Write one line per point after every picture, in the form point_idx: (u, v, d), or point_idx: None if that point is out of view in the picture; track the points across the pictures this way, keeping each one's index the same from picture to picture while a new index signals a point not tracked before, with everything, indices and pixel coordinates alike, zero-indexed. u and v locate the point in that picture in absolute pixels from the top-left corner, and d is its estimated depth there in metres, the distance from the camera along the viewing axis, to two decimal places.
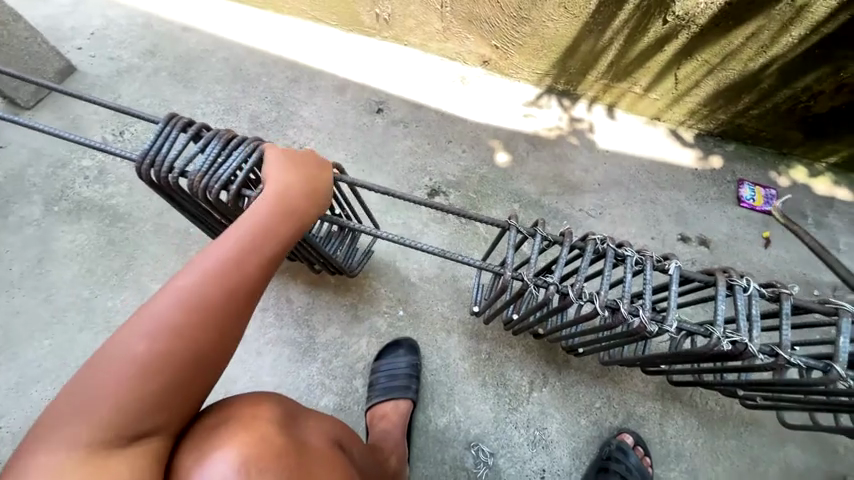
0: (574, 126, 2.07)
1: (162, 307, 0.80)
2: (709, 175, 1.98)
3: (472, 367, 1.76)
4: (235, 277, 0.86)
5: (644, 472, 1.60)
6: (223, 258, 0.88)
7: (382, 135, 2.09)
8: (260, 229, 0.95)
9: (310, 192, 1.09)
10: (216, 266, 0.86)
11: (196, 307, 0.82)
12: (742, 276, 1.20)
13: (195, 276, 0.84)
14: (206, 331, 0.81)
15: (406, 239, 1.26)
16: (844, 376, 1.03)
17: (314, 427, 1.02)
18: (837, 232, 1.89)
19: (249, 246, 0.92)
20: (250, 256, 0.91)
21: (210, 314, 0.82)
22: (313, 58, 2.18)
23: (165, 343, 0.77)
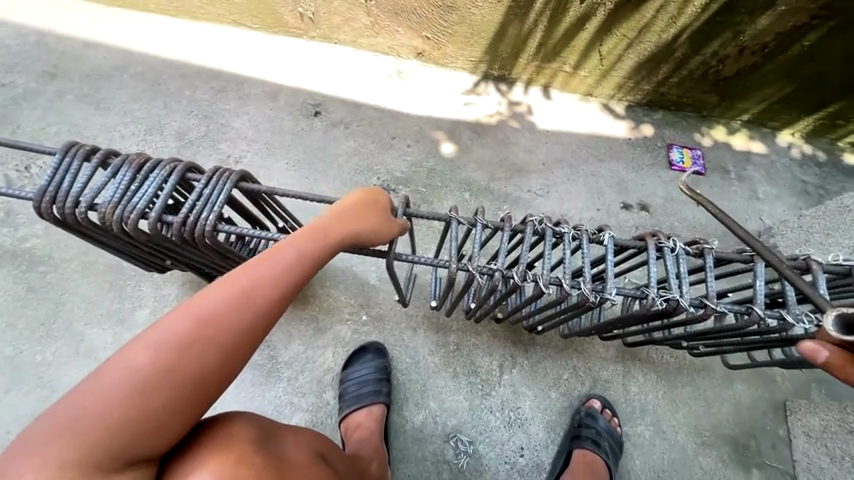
0: (514, 110, 2.11)
1: (190, 317, 0.67)
2: (641, 143, 2.09)
3: (442, 360, 1.55)
4: (269, 291, 0.73)
5: (616, 436, 1.44)
6: (265, 269, 0.74)
7: (319, 135, 2.00)
8: (313, 245, 0.82)
9: (374, 208, 0.96)
10: (263, 279, 0.73)
11: (231, 323, 0.68)
12: (670, 237, 1.01)
13: (237, 283, 0.71)
14: (226, 350, 0.68)
15: None
16: (795, 322, 0.95)
17: (298, 441, 0.85)
18: (757, 183, 2.05)
19: (303, 262, 0.79)
20: (298, 273, 0.77)
21: (240, 331, 0.69)
22: (239, 66, 2.10)
23: (180, 356, 0.64)
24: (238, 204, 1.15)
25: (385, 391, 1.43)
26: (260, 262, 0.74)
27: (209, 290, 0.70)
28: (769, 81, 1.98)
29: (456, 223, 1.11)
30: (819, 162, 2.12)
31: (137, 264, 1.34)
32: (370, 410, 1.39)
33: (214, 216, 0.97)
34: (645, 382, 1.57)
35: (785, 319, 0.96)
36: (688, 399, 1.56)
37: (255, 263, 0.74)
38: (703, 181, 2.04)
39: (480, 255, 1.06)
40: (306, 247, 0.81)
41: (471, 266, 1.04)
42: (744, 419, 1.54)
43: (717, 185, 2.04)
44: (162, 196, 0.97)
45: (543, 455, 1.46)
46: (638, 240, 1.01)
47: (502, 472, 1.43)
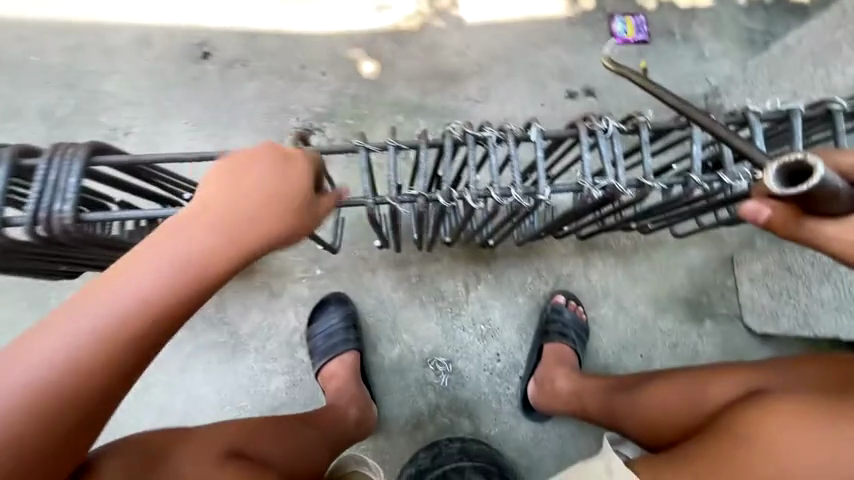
0: (435, 6, 1.82)
1: (80, 319, 0.64)
2: (581, 19, 1.88)
3: (407, 294, 1.54)
4: (166, 307, 0.67)
5: (582, 325, 1.51)
6: (158, 280, 0.66)
7: (216, 81, 1.70)
8: (209, 237, 0.69)
9: (292, 198, 0.74)
10: (152, 281, 0.66)
11: (124, 329, 0.65)
12: (602, 116, 0.89)
13: (129, 297, 0.65)
14: (123, 364, 0.66)
15: None
16: (732, 182, 0.91)
17: (200, 445, 0.88)
18: (703, 41, 1.92)
19: (197, 259, 0.68)
20: (192, 273, 0.68)
21: (132, 341, 0.66)
22: (90, 12, 1.69)
23: (66, 373, 0.63)
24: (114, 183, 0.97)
25: (353, 337, 1.43)
26: (147, 271, 0.66)
27: (97, 289, 0.65)
28: None
29: (366, 152, 0.92)
30: (765, 3, 1.98)
31: (38, 275, 1.18)
32: (343, 357, 1.39)
33: (72, 206, 0.80)
34: (605, 268, 1.62)
35: (723, 181, 0.92)
36: (645, 274, 1.63)
37: (141, 259, 0.66)
38: (648, 50, 1.89)
39: (397, 182, 0.90)
40: (201, 242, 0.69)
41: (390, 199, 0.88)
42: (697, 280, 1.63)
43: (663, 51, 1.90)
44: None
45: (518, 355, 1.53)
46: (568, 130, 0.88)
47: (483, 379, 1.51)
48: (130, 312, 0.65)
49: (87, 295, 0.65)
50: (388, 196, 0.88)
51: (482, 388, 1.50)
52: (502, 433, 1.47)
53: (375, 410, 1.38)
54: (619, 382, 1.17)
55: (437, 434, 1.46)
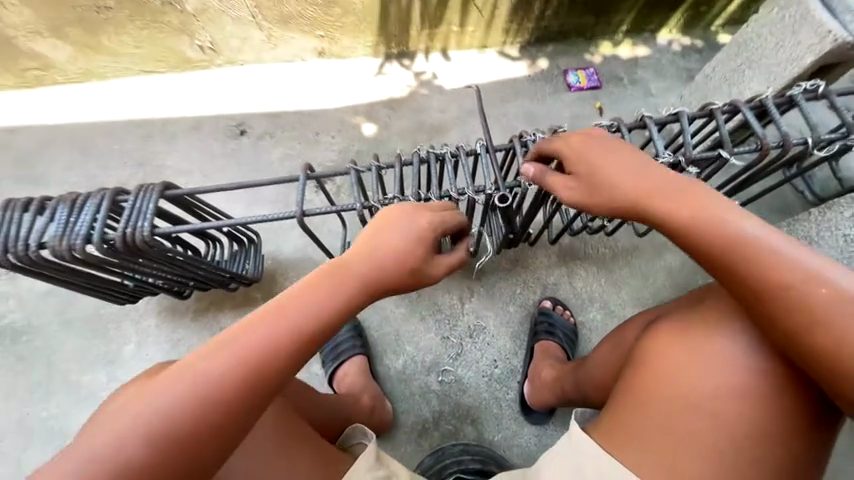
0: (420, 79, 2.28)
1: (182, 380, 0.76)
2: (541, 77, 2.29)
3: (408, 308, 1.71)
4: (299, 318, 0.81)
5: (571, 327, 1.63)
6: (307, 295, 0.84)
7: (250, 150, 2.14)
8: (287, 322, 0.81)
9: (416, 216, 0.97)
10: (241, 349, 0.78)
11: (208, 399, 0.75)
12: (532, 132, 1.20)
13: (292, 302, 0.83)
14: (257, 355, 0.78)
15: (263, 217, 1.17)
16: None
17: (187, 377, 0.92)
18: (647, 82, 2.28)
19: (281, 338, 0.80)
20: (272, 346, 0.79)
21: (274, 334, 0.79)
22: (157, 111, 2.23)
23: (235, 368, 0.77)
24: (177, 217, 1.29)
25: (359, 345, 1.58)
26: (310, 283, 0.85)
27: (197, 355, 0.78)
28: None
29: (356, 173, 1.18)
30: (698, 49, 2.38)
31: (106, 296, 1.43)
32: (353, 360, 1.54)
33: (150, 223, 1.08)
34: (588, 275, 1.77)
35: None
36: (627, 278, 1.76)
37: (238, 333, 0.79)
38: (601, 94, 2.25)
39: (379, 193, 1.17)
40: (275, 318, 0.80)
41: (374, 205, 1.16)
42: (679, 279, 1.75)
43: (613, 93, 2.25)
44: (100, 220, 1.07)
45: (514, 360, 1.63)
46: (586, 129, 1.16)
47: (483, 385, 1.60)
48: (290, 313, 0.81)
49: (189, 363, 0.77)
50: (374, 203, 1.17)
51: (483, 393, 1.58)
52: (507, 439, 1.52)
53: (387, 406, 1.50)
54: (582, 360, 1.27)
55: (442, 442, 1.52)
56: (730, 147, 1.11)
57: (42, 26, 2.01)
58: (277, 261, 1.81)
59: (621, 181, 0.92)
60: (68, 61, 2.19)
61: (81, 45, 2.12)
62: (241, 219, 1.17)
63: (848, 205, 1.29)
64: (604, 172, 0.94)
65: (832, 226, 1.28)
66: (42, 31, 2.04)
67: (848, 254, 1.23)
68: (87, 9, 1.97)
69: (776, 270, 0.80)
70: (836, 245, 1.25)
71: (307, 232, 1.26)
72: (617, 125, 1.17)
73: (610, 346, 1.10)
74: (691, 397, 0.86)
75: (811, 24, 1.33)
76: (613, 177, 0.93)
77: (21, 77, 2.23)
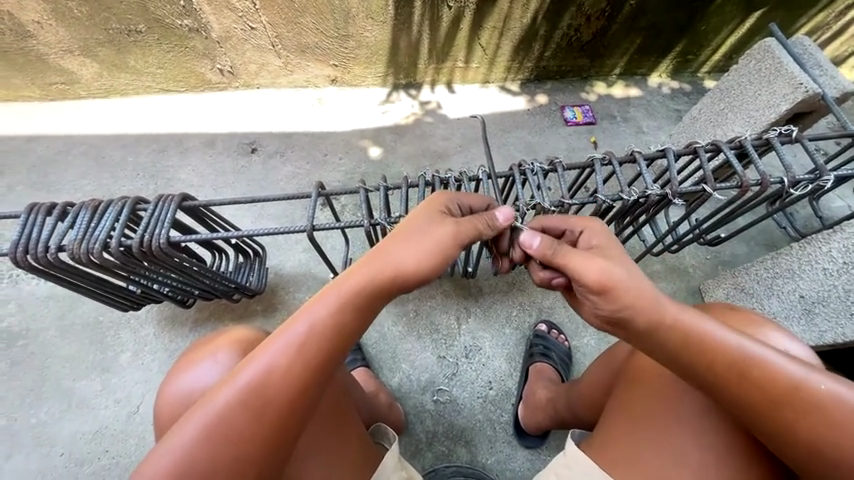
0: (426, 108, 2.42)
1: (235, 385, 0.73)
2: (539, 110, 2.44)
3: (405, 326, 1.74)
4: (314, 354, 0.76)
5: (565, 351, 1.65)
6: (321, 334, 0.77)
7: (260, 167, 2.22)
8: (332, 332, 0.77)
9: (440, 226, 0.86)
10: (293, 356, 0.75)
11: (231, 432, 0.71)
12: (531, 161, 1.28)
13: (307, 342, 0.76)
14: (277, 394, 0.73)
15: (270, 230, 1.21)
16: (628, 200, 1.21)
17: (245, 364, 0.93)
18: (638, 120, 2.43)
19: (331, 327, 0.77)
20: (329, 335, 0.77)
21: (294, 369, 0.74)
22: (173, 127, 2.34)
23: (255, 403, 0.72)
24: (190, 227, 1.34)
25: (360, 358, 1.60)
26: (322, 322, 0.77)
27: (253, 358, 0.75)
28: (621, 37, 2.35)
29: (365, 192, 1.25)
30: (685, 92, 2.55)
31: (110, 303, 1.45)
32: (357, 370, 1.55)
33: (167, 230, 1.13)
34: None
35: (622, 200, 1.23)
36: None
37: (289, 328, 0.76)
38: (596, 129, 2.39)
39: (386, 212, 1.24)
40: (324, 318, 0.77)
41: (381, 222, 1.22)
42: None
43: (608, 129, 2.39)
44: (119, 225, 1.12)
45: (509, 382, 1.65)
46: (587, 161, 1.24)
47: (477, 406, 1.60)
48: (309, 351, 0.76)
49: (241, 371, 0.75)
50: (381, 220, 1.23)
51: (476, 415, 1.58)
52: (499, 462, 1.51)
53: (400, 408, 1.51)
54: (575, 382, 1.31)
55: (434, 463, 1.51)
56: (712, 183, 1.20)
57: (74, 45, 2.15)
58: (279, 274, 1.85)
59: (612, 247, 0.87)
60: (92, 77, 2.31)
61: (108, 64, 2.25)
62: (249, 230, 1.21)
63: (828, 238, 1.32)
64: (599, 237, 0.90)
65: (811, 261, 1.35)
66: (74, 50, 2.17)
67: (827, 286, 1.33)
68: (118, 32, 2.11)
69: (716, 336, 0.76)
70: (815, 277, 1.34)
71: (314, 245, 1.31)
72: (608, 159, 1.26)
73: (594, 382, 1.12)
74: (651, 440, 0.84)
75: (784, 77, 1.45)
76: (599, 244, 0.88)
77: (46, 90, 2.34)
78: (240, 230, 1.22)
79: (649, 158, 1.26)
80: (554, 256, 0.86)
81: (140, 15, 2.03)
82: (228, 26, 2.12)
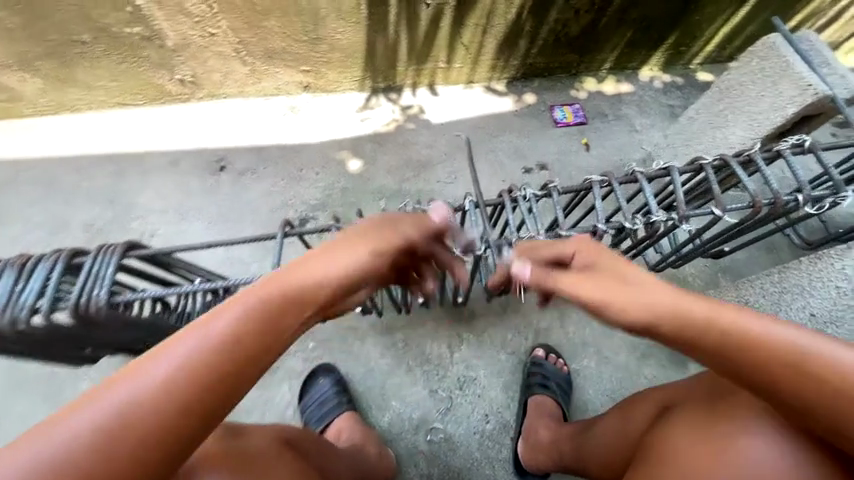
0: (407, 113, 2.26)
1: (177, 354, 0.57)
2: (528, 112, 2.30)
3: (394, 359, 1.63)
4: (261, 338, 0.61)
5: (564, 378, 1.56)
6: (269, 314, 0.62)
7: (230, 186, 2.05)
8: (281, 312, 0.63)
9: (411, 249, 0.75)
10: (227, 338, 0.59)
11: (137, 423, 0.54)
12: (521, 186, 1.15)
13: (252, 319, 0.61)
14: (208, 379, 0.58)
15: (232, 282, 1.08)
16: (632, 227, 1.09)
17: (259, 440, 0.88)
18: (632, 118, 2.31)
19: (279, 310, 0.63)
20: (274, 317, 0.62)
21: (232, 356, 0.59)
22: (132, 145, 2.14)
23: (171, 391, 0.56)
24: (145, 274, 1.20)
25: (345, 401, 1.50)
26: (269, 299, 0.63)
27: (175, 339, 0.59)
28: (612, 31, 2.21)
29: (337, 230, 1.13)
30: (678, 85, 2.43)
31: (60, 361, 1.30)
32: (343, 415, 1.46)
33: (107, 289, 0.98)
34: (580, 319, 1.72)
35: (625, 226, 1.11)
36: None
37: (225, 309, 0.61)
38: (587, 130, 2.26)
39: None
40: (295, 286, 0.64)
41: None
42: None
43: (600, 129, 2.26)
44: (51, 287, 0.97)
45: (506, 414, 1.55)
46: (585, 184, 1.11)
47: (474, 443, 1.51)
48: (253, 330, 0.61)
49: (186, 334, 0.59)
50: None
51: (473, 452, 1.50)
52: None
53: (391, 453, 1.42)
54: (578, 427, 1.25)
55: None
56: (724, 205, 1.08)
57: (12, 59, 1.93)
58: None
59: (604, 262, 0.78)
60: (37, 93, 2.09)
61: (53, 78, 2.04)
62: (207, 285, 1.08)
63: (842, 255, 1.23)
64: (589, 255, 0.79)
65: (823, 278, 1.26)
66: (12, 65, 1.96)
67: (842, 306, 1.24)
68: (61, 43, 1.90)
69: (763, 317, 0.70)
70: (827, 297, 1.26)
71: None
72: (608, 181, 1.14)
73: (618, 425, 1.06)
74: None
75: (790, 77, 1.35)
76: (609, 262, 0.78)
77: None
78: (198, 285, 1.09)
79: (652, 176, 1.14)
80: (549, 281, 0.81)
81: (84, 24, 1.84)
82: (184, 33, 1.92)
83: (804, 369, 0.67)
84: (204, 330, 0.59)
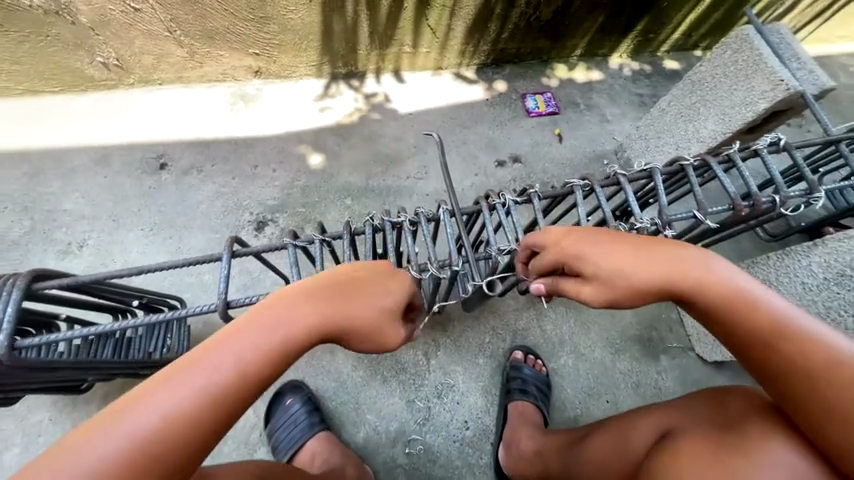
0: (371, 102, 2.09)
1: (233, 352, 0.59)
2: (499, 100, 2.20)
3: (368, 371, 1.53)
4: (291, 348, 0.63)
5: (543, 380, 1.53)
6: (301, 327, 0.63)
7: (172, 187, 1.81)
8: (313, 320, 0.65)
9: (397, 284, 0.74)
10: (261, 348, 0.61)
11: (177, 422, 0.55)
12: (501, 193, 1.07)
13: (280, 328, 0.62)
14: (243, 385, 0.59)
15: (167, 316, 0.91)
16: None
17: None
18: (602, 107, 2.27)
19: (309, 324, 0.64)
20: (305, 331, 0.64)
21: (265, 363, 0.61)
22: (48, 139, 1.83)
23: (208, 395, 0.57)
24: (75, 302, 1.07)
25: (318, 421, 1.38)
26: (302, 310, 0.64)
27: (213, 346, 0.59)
28: (582, 16, 2.13)
29: (294, 248, 1.01)
30: (646, 73, 2.42)
31: None
32: (318, 436, 1.34)
33: (6, 334, 0.81)
34: (557, 317, 1.70)
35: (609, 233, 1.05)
36: (595, 317, 1.71)
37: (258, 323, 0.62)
38: (559, 119, 2.20)
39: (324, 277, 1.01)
40: (346, 305, 0.68)
41: None
42: (644, 317, 1.73)
43: (572, 119, 2.21)
44: None
45: (486, 419, 1.51)
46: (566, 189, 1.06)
47: (454, 451, 1.46)
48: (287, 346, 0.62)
49: (207, 350, 0.58)
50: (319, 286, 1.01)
51: (454, 461, 1.45)
52: None
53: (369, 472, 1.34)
54: (578, 436, 1.15)
55: None
56: (707, 209, 1.04)
57: None
58: (207, 323, 1.52)
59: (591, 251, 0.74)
60: None
61: None
62: (138, 320, 0.92)
63: (808, 252, 1.25)
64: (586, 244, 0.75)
65: (789, 273, 1.28)
66: None
67: (806, 302, 1.24)
68: None
69: (732, 274, 0.70)
70: (794, 293, 1.26)
71: None
72: (590, 184, 1.08)
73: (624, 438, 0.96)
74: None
75: (763, 71, 1.33)
76: (578, 256, 0.75)
77: None
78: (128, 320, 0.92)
79: (634, 179, 1.09)
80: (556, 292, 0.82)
81: None
82: (102, 7, 1.63)
83: (749, 332, 0.69)
84: (244, 339, 0.60)
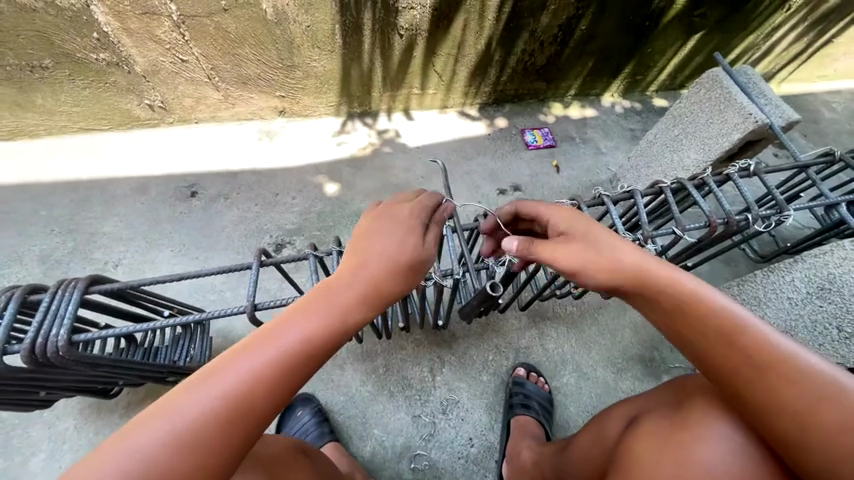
0: (383, 137, 2.30)
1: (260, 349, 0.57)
2: (500, 135, 2.39)
3: (376, 385, 1.60)
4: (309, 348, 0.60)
5: (546, 397, 1.57)
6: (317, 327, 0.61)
7: (201, 213, 1.99)
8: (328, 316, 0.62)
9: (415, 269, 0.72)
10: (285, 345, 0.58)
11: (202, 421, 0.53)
12: None
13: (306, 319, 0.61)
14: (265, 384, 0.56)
15: (201, 316, 1.02)
16: None
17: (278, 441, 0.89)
18: (597, 141, 2.44)
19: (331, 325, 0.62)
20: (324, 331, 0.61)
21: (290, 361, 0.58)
22: (95, 170, 2.05)
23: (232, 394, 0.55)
24: (117, 309, 1.20)
25: (327, 431, 1.44)
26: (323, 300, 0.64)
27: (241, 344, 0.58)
28: (574, 61, 2.37)
29: (315, 258, 1.13)
30: (637, 110, 2.61)
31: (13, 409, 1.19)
32: (327, 446, 1.39)
33: (66, 329, 0.92)
34: (559, 336, 1.76)
35: None
36: (596, 336, 1.77)
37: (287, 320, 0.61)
38: (557, 152, 2.37)
39: None
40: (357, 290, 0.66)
41: None
42: (645, 337, 1.78)
43: (568, 151, 2.38)
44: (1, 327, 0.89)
45: (490, 435, 1.54)
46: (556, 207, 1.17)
47: (459, 468, 1.48)
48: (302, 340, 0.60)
49: (257, 338, 0.58)
50: None
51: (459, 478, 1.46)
52: None
53: None
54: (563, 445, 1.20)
55: None
56: (685, 226, 1.14)
57: None
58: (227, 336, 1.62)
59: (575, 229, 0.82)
60: None
61: (8, 103, 1.95)
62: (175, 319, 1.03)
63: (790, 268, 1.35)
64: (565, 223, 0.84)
65: (776, 290, 1.36)
66: None
67: (794, 315, 1.34)
68: (18, 68, 1.83)
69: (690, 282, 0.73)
70: (783, 308, 1.35)
71: None
72: (577, 204, 1.19)
73: (595, 432, 1.01)
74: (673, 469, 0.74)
75: (733, 106, 1.49)
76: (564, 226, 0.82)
77: None
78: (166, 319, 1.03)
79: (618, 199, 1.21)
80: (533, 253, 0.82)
81: (45, 49, 1.78)
82: (154, 58, 1.90)
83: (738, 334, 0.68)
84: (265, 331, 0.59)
